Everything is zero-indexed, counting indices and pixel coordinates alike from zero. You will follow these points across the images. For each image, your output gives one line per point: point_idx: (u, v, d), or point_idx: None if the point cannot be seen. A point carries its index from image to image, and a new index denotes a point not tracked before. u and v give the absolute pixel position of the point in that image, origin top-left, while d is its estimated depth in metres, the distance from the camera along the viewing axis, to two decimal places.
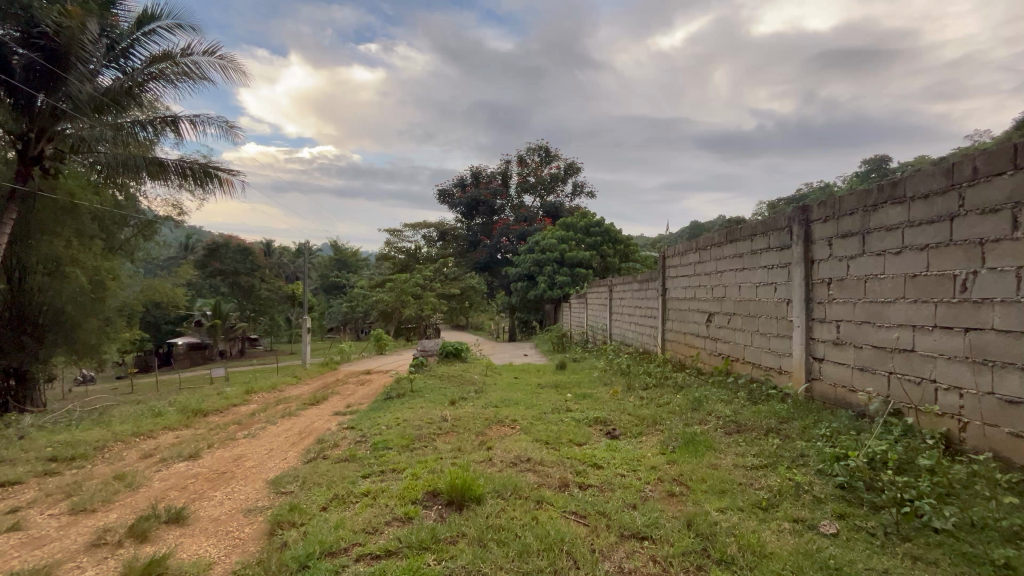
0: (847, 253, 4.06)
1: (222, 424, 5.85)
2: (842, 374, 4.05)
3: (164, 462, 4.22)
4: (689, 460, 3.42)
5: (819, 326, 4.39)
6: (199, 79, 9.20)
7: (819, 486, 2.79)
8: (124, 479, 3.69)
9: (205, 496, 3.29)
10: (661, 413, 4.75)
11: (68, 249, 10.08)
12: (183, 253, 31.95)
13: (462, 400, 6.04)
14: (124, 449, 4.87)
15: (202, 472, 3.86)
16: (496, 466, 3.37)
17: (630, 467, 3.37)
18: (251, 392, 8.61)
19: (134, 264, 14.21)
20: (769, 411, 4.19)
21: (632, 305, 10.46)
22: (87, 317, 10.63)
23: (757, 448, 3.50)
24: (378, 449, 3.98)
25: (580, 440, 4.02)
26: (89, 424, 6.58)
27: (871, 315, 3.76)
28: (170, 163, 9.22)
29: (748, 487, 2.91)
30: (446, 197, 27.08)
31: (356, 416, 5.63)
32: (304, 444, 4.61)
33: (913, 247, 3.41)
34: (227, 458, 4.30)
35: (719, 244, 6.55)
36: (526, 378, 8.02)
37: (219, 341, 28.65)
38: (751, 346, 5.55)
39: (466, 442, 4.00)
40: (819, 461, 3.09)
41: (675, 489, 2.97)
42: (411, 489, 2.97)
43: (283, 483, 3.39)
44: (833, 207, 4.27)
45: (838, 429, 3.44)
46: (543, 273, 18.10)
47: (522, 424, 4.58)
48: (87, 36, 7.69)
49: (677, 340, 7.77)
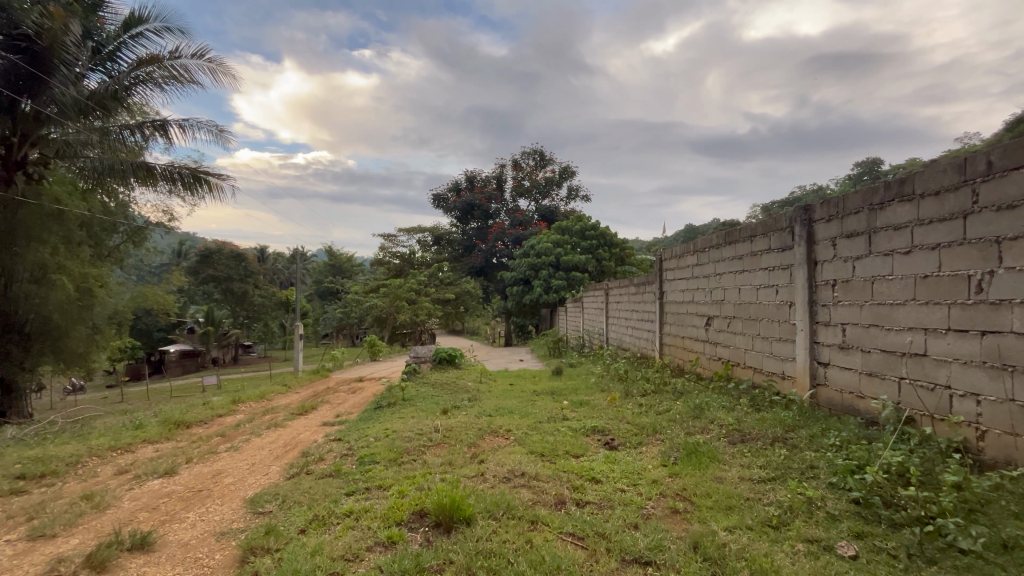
0: (852, 253, 3.91)
1: (205, 436, 5.62)
2: (849, 380, 3.89)
3: (138, 479, 3.98)
4: (692, 473, 3.24)
5: (824, 330, 4.23)
6: (188, 83, 8.98)
7: (834, 501, 2.62)
8: (92, 499, 3.47)
9: (177, 519, 3.07)
10: (661, 422, 4.57)
11: (54, 256, 9.68)
12: (175, 260, 31.54)
13: (455, 409, 5.84)
14: (100, 464, 4.65)
15: (176, 490, 3.64)
16: (489, 482, 3.17)
17: (630, 481, 3.18)
18: (239, 402, 8.35)
19: (123, 271, 13.93)
20: (773, 419, 4.02)
21: (628, 309, 10.33)
22: (74, 325, 10.36)
23: (763, 459, 3.33)
24: (365, 463, 3.78)
25: (576, 452, 3.82)
26: (66, 437, 6.31)
27: (879, 318, 3.61)
28: (159, 168, 9.02)
29: (756, 503, 2.73)
30: (441, 201, 26.89)
31: (344, 427, 5.41)
32: (288, 457, 4.40)
33: (924, 246, 3.26)
34: (206, 473, 4.08)
35: (717, 245, 6.40)
36: (521, 384, 7.84)
37: (212, 348, 28.32)
38: (752, 350, 5.39)
39: (457, 455, 3.79)
40: (830, 473, 2.91)
41: (679, 506, 2.78)
42: (396, 509, 2.78)
43: (261, 503, 3.18)
44: (837, 206, 4.11)
45: (849, 438, 3.28)
46: (538, 277, 17.92)
47: (517, 435, 4.38)
48: (70, 39, 7.51)
49: (676, 345, 7.61)
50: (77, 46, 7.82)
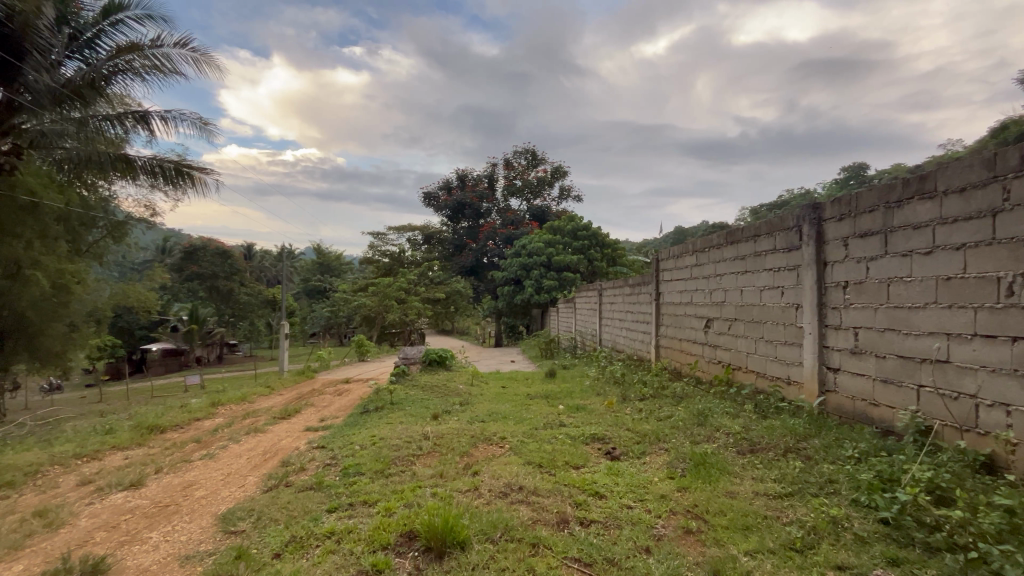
0: (866, 253, 3.72)
1: (179, 442, 5.30)
2: (861, 387, 3.71)
3: (100, 492, 3.66)
4: (702, 487, 3.02)
5: (833, 334, 4.05)
6: (170, 74, 8.58)
7: (861, 522, 2.40)
8: (44, 516, 3.13)
9: (138, 539, 2.77)
10: (663, 429, 4.35)
11: (29, 250, 9.21)
12: (158, 257, 30.77)
13: (446, 414, 5.56)
14: (62, 474, 4.31)
15: (141, 505, 3.32)
16: (485, 498, 2.92)
17: (636, 497, 2.95)
18: (218, 404, 7.95)
19: (102, 267, 13.40)
20: (782, 426, 3.83)
21: (622, 310, 10.13)
22: (49, 322, 9.96)
23: (777, 472, 3.11)
24: (350, 475, 3.49)
25: (576, 462, 3.58)
26: (29, 442, 5.91)
27: (896, 322, 3.42)
28: (139, 160, 8.64)
29: (776, 522, 2.52)
30: (431, 200, 26.43)
31: (328, 434, 5.10)
32: (267, 466, 4.12)
33: (947, 246, 3.08)
34: (176, 485, 3.76)
35: (718, 246, 6.20)
36: (514, 387, 7.63)
37: (196, 347, 27.68)
38: (755, 354, 5.21)
39: (449, 466, 3.53)
40: (853, 489, 2.70)
41: (692, 525, 2.56)
42: (381, 531, 2.51)
43: (233, 521, 2.89)
44: (849, 204, 3.92)
45: (867, 450, 3.08)
46: (529, 277, 17.69)
47: (512, 443, 4.13)
48: (42, 22, 7.01)
49: (673, 347, 7.42)
50: (51, 30, 7.36)
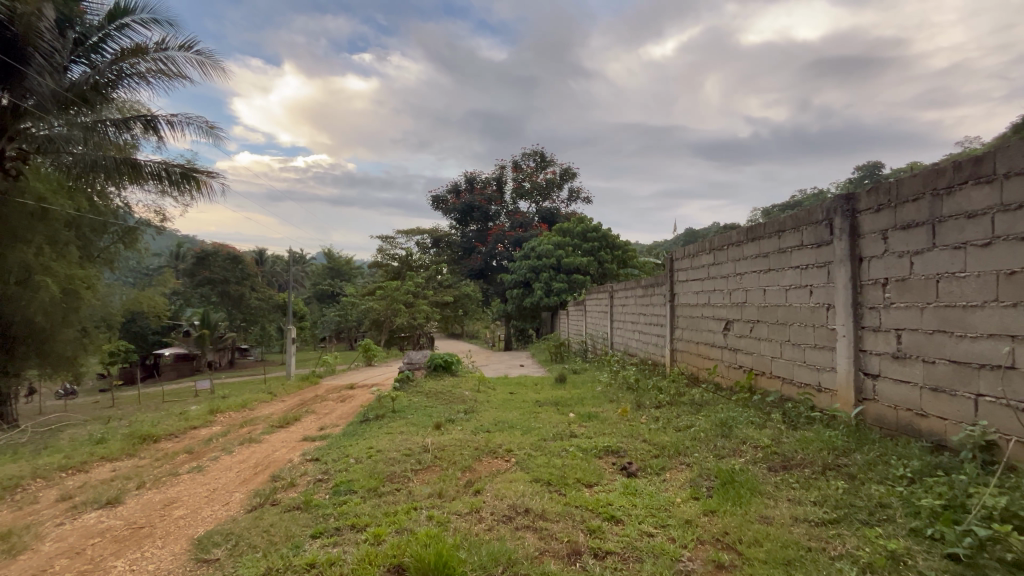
0: (910, 246, 3.35)
1: (171, 452, 5.06)
2: (905, 395, 3.34)
3: (74, 511, 3.40)
4: (732, 512, 2.66)
5: (872, 337, 3.67)
6: (176, 77, 8.32)
7: (926, 558, 2.04)
8: (8, 539, 2.87)
9: (101, 569, 2.50)
10: (683, 441, 3.99)
11: (39, 257, 9.12)
12: (171, 262, 30.94)
13: (449, 423, 5.25)
14: (42, 489, 4.08)
15: (113, 527, 3.05)
16: (487, 523, 2.61)
17: (657, 522, 2.61)
18: (217, 412, 7.70)
19: (112, 273, 13.34)
20: (818, 439, 3.45)
21: (634, 313, 9.77)
22: (60, 328, 9.83)
23: (817, 493, 2.75)
24: (340, 494, 3.19)
25: (590, 480, 3.25)
26: (19, 452, 5.69)
27: (947, 322, 3.05)
28: (145, 164, 8.38)
29: (822, 556, 2.16)
30: (440, 202, 26.07)
31: (325, 445, 4.83)
32: (255, 481, 3.84)
33: (1010, 237, 2.71)
34: (156, 503, 3.50)
35: (737, 243, 5.83)
36: (523, 393, 7.30)
37: (207, 351, 27.76)
38: (780, 358, 4.84)
39: (448, 484, 3.21)
40: (911, 517, 2.33)
41: (723, 559, 2.22)
42: (365, 564, 2.20)
43: (207, 548, 2.60)
44: (890, 192, 3.54)
45: (920, 470, 2.71)
46: (538, 279, 17.35)
47: (519, 457, 3.81)
48: (45, 24, 6.83)
49: (688, 351, 7.05)
50: (54, 33, 7.19)
